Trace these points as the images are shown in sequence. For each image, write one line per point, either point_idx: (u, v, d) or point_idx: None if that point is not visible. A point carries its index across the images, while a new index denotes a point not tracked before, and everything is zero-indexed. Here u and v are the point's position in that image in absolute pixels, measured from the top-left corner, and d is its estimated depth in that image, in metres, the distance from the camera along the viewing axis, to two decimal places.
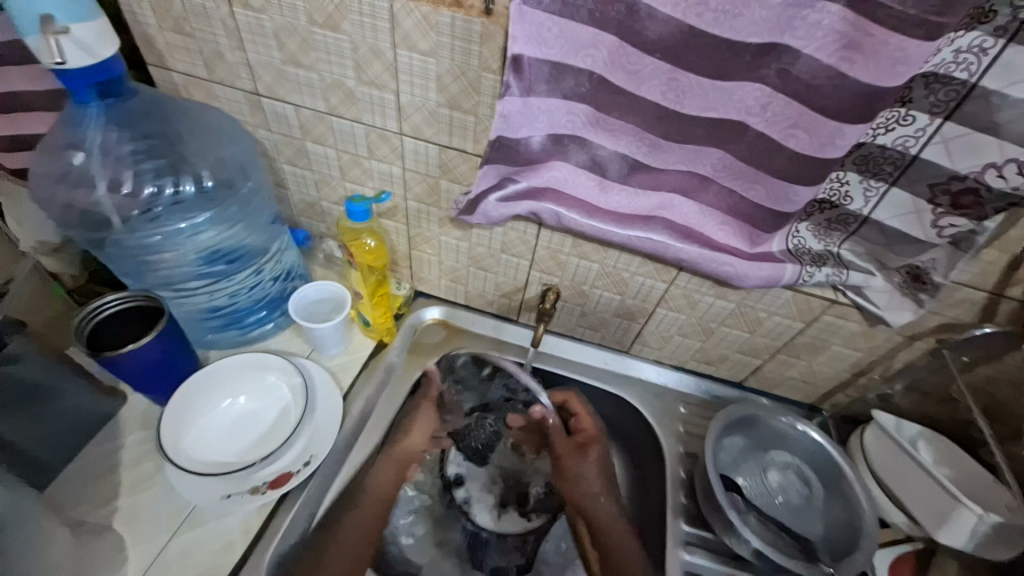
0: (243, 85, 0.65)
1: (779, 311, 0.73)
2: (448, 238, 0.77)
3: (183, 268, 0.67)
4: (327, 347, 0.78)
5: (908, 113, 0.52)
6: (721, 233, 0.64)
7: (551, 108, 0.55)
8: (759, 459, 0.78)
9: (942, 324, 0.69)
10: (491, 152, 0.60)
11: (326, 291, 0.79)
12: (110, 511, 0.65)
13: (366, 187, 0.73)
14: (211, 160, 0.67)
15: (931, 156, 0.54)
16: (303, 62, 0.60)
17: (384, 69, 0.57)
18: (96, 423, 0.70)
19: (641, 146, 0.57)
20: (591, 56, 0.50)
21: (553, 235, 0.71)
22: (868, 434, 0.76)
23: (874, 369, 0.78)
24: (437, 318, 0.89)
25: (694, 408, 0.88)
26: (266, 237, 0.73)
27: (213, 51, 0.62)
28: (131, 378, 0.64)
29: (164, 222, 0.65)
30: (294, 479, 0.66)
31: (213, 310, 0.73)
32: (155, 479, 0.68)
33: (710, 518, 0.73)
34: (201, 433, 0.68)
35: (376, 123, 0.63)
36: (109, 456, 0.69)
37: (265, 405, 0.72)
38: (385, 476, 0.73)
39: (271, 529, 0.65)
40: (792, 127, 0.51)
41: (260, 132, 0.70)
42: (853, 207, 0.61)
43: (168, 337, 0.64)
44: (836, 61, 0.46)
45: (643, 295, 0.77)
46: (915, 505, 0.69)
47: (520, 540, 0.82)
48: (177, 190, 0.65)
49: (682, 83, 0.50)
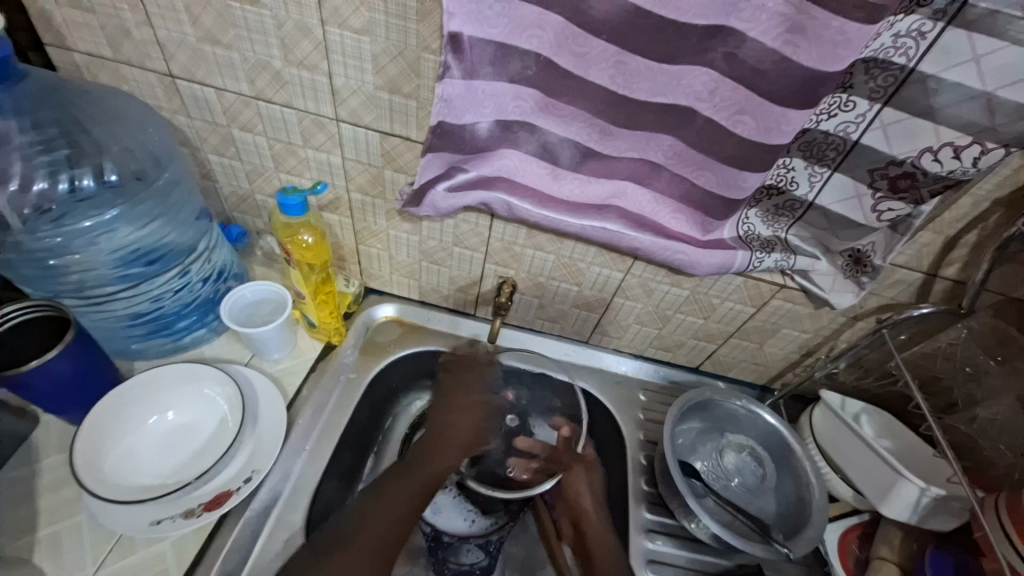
0: (155, 66, 0.58)
1: (731, 297, 0.74)
2: (397, 231, 0.73)
3: (97, 272, 0.60)
4: (269, 351, 0.73)
5: (849, 99, 0.53)
6: (674, 221, 0.64)
7: (497, 92, 0.52)
8: (715, 442, 0.80)
9: (882, 304, 0.72)
10: (433, 139, 0.56)
11: (264, 291, 0.73)
12: (27, 544, 0.58)
13: (303, 178, 0.67)
14: (119, 151, 0.61)
15: (872, 141, 0.55)
16: (222, 40, 0.54)
17: (313, 48, 0.53)
18: (6, 446, 0.62)
19: (592, 133, 0.56)
20: (537, 37, 0.48)
21: (506, 226, 0.69)
22: (816, 413, 0.79)
23: (821, 349, 0.81)
24: (390, 315, 0.86)
25: (653, 395, 0.88)
26: (192, 235, 0.67)
27: (118, 27, 0.56)
28: (43, 397, 0.58)
29: (68, 220, 0.57)
30: (234, 498, 0.61)
31: (136, 318, 0.66)
32: (76, 505, 0.61)
33: (670, 505, 0.73)
34: (126, 455, 0.62)
35: (311, 109, 0.59)
36: (24, 482, 0.62)
37: (201, 418, 0.66)
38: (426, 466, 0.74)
39: (211, 550, 0.60)
40: (740, 112, 0.51)
41: (180, 119, 0.64)
42: (799, 193, 0.62)
43: (80, 350, 0.57)
44: (780, 45, 0.46)
45: (599, 285, 0.76)
46: (862, 482, 0.71)
47: (483, 540, 0.77)
48: (74, 185, 0.58)
49: (630, 66, 0.49)
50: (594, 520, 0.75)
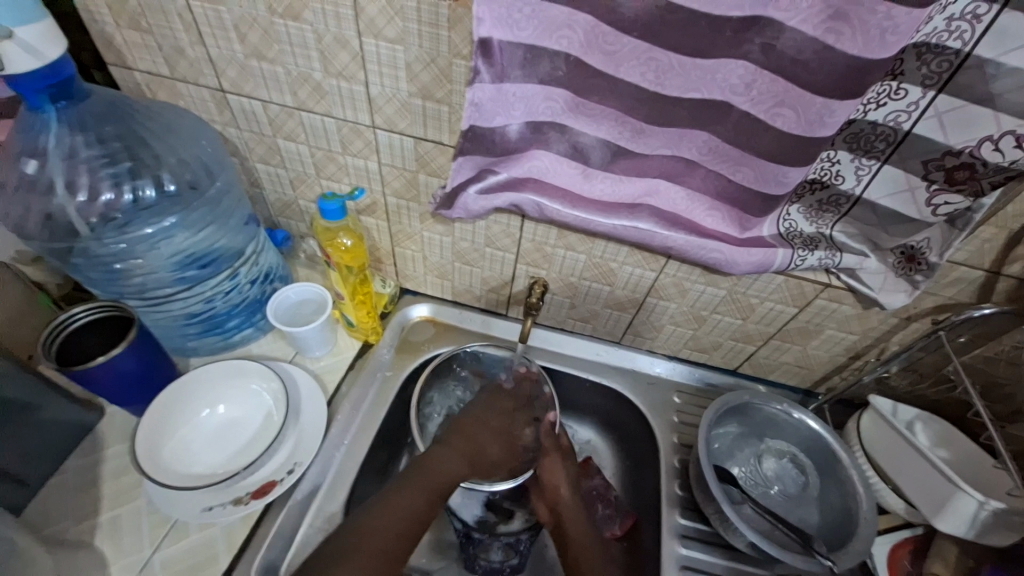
0: (208, 82, 0.62)
1: (771, 297, 0.72)
2: (431, 233, 0.75)
3: (156, 275, 0.65)
4: (311, 349, 0.76)
5: (899, 86, 0.50)
6: (709, 220, 0.62)
7: (528, 94, 0.53)
8: (753, 447, 0.78)
9: (939, 304, 0.68)
10: (464, 143, 0.57)
11: (305, 292, 0.77)
12: (93, 525, 0.63)
13: (342, 183, 0.70)
14: (175, 162, 0.64)
15: (925, 130, 0.52)
16: (267, 55, 0.57)
17: (351, 58, 0.55)
18: (75, 435, 0.68)
19: (623, 131, 0.55)
20: (567, 38, 0.48)
21: (537, 227, 0.69)
22: (864, 418, 0.75)
23: (870, 352, 0.77)
24: (424, 315, 0.88)
25: (688, 397, 0.87)
26: (241, 239, 0.71)
27: (174, 47, 0.59)
28: (108, 391, 0.62)
29: (130, 227, 0.62)
30: (278, 488, 0.64)
31: (190, 317, 0.70)
32: (137, 490, 0.66)
33: (707, 511, 0.71)
34: (181, 444, 0.66)
35: (348, 117, 0.61)
36: (90, 469, 0.67)
37: (248, 412, 0.70)
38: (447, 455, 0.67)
39: (258, 536, 0.64)
40: (778, 105, 0.49)
41: (229, 131, 0.68)
42: (845, 187, 0.59)
43: (141, 346, 0.62)
44: (821, 34, 0.44)
45: (632, 285, 0.75)
46: (914, 493, 0.67)
47: (513, 539, 0.77)
48: (137, 195, 0.63)
49: (662, 63, 0.48)
50: (577, 524, 0.71)
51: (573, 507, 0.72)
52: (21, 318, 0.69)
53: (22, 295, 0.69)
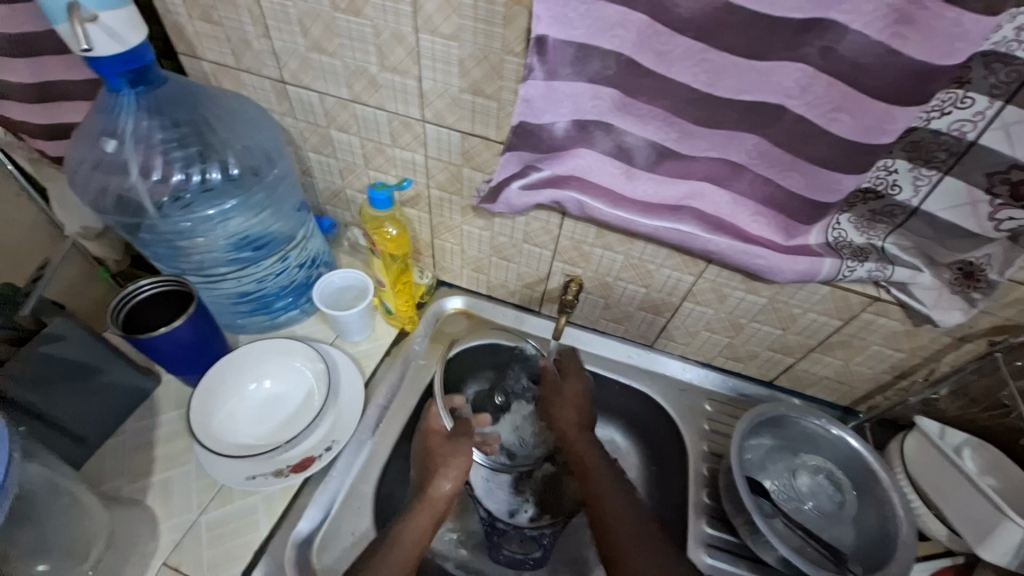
0: (270, 73, 0.65)
1: (814, 307, 0.70)
2: (471, 227, 0.76)
3: (213, 254, 0.68)
4: (351, 333, 0.79)
5: (966, 95, 0.48)
6: (754, 225, 0.61)
7: (577, 92, 0.53)
8: (787, 461, 0.75)
9: (997, 325, 0.64)
10: (513, 138, 0.59)
11: (348, 278, 0.80)
12: (145, 485, 0.67)
13: (389, 175, 0.72)
14: (239, 148, 0.68)
15: (990, 142, 0.50)
16: (327, 48, 0.60)
17: (406, 54, 0.57)
18: (133, 400, 0.72)
19: (670, 132, 0.55)
20: (619, 37, 0.48)
21: (577, 225, 0.70)
22: (908, 439, 0.72)
23: (919, 371, 0.74)
24: (458, 307, 0.89)
25: (720, 406, 0.85)
26: (293, 224, 0.74)
27: (241, 39, 0.63)
28: (166, 359, 0.66)
29: (195, 208, 0.66)
30: (316, 464, 0.67)
31: (241, 295, 0.74)
32: (185, 455, 0.70)
33: (734, 522, 0.70)
34: (229, 415, 0.69)
35: (400, 110, 0.63)
36: (144, 432, 0.71)
37: (291, 388, 0.73)
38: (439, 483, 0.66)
39: (294, 508, 0.67)
40: (835, 110, 0.48)
41: (287, 120, 0.71)
42: (900, 198, 0.57)
43: (199, 319, 0.65)
44: (886, 38, 0.42)
45: (669, 288, 0.75)
46: (958, 519, 0.64)
47: (536, 533, 0.75)
48: (205, 178, 0.67)
49: (716, 64, 0.48)
50: (612, 494, 0.66)
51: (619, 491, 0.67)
52: (79, 289, 0.76)
53: (81, 268, 0.76)
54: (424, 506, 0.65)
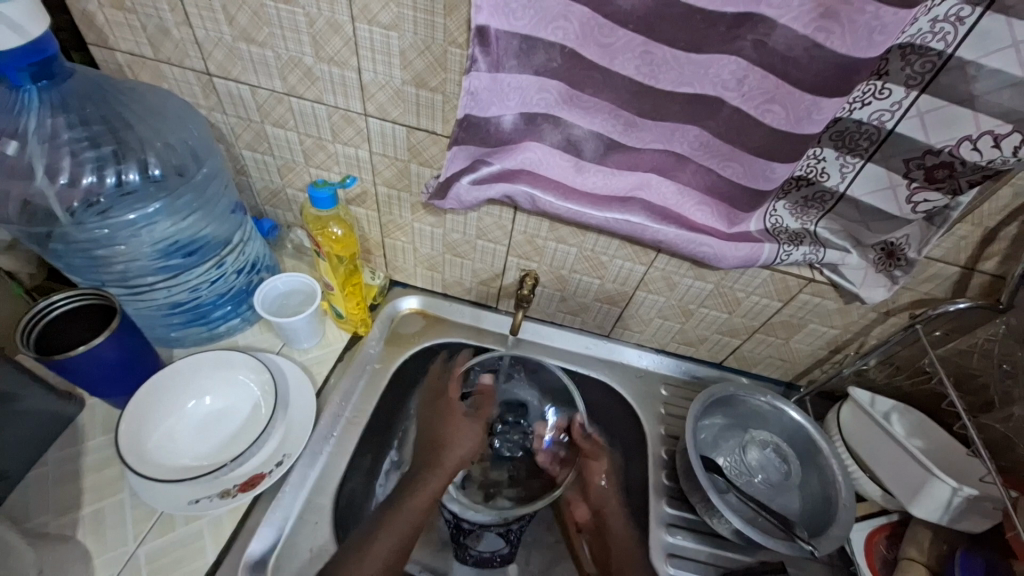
0: (193, 65, 0.61)
1: (757, 291, 0.73)
2: (422, 225, 0.75)
3: (139, 262, 0.63)
4: (299, 341, 0.76)
5: (884, 86, 0.52)
6: (698, 214, 0.63)
7: (522, 84, 0.53)
8: (738, 437, 0.79)
9: (916, 299, 0.70)
10: (459, 133, 0.57)
11: (294, 283, 0.76)
12: (74, 519, 0.61)
13: (332, 172, 0.69)
14: (161, 147, 0.63)
15: (907, 130, 0.53)
16: (257, 38, 0.56)
17: (343, 44, 0.54)
18: (55, 427, 0.66)
19: (616, 124, 0.56)
20: (562, 29, 0.48)
21: (529, 220, 0.70)
22: (844, 410, 0.78)
23: (850, 345, 0.79)
24: (413, 307, 0.87)
25: (674, 390, 0.88)
26: (228, 228, 0.69)
27: (158, 27, 0.58)
28: (88, 381, 0.60)
29: (112, 213, 0.60)
30: (266, 480, 0.64)
31: (174, 306, 0.69)
32: (119, 482, 0.65)
33: (692, 497, 0.73)
34: (167, 436, 0.65)
35: (340, 104, 0.60)
36: (70, 461, 0.65)
37: (236, 402, 0.69)
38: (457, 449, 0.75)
39: (245, 530, 0.63)
40: (769, 101, 0.50)
41: (216, 116, 0.66)
42: (830, 184, 0.61)
43: (125, 335, 0.60)
44: (812, 32, 0.45)
45: (622, 278, 0.76)
46: (891, 481, 0.70)
47: (504, 530, 0.76)
48: (121, 180, 0.61)
49: (657, 56, 0.48)
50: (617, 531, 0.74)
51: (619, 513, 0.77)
52: None
53: None
54: (442, 472, 0.72)
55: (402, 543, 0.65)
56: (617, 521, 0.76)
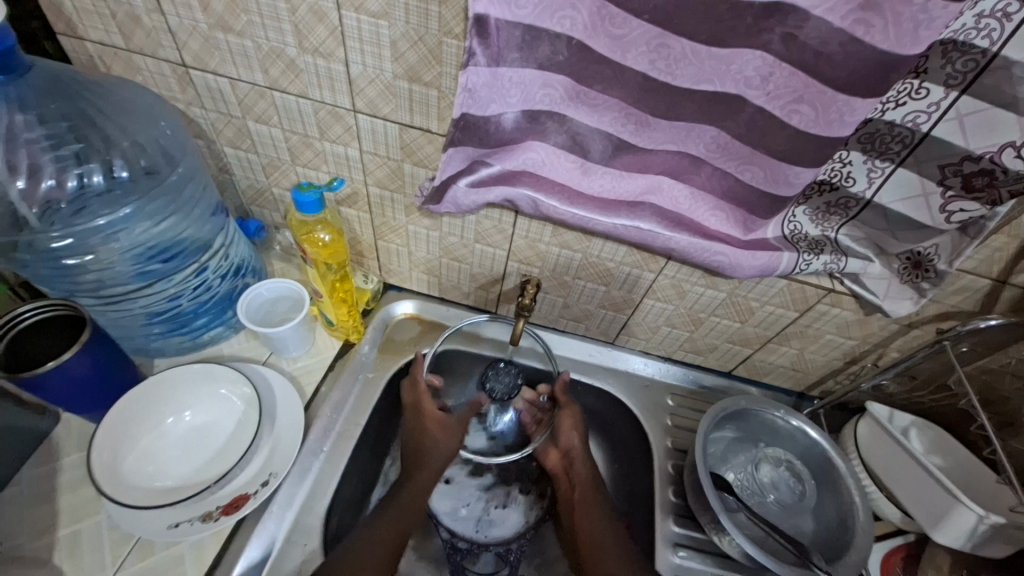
0: (167, 55, 0.56)
1: (771, 301, 0.69)
2: (417, 227, 0.70)
3: (113, 270, 0.59)
4: (287, 349, 0.72)
5: (922, 85, 0.47)
6: (713, 220, 0.59)
7: (524, 79, 0.48)
8: (749, 453, 0.75)
9: (941, 311, 0.66)
10: (456, 133, 0.53)
11: (281, 289, 0.72)
12: (49, 543, 0.58)
13: (320, 172, 0.65)
14: (130, 146, 0.58)
15: (944, 133, 0.49)
16: (234, 27, 0.51)
17: (329, 34, 0.50)
18: (27, 443, 0.62)
19: (627, 123, 0.51)
20: (569, 18, 0.43)
21: (531, 223, 0.65)
22: (860, 424, 0.74)
23: (868, 357, 0.75)
24: (408, 312, 0.83)
25: (681, 400, 0.84)
26: (208, 231, 0.65)
27: (128, 14, 0.53)
28: (58, 398, 0.57)
29: (79, 218, 0.56)
30: (250, 502, 0.60)
31: (153, 315, 0.65)
32: (97, 503, 0.61)
33: (700, 516, 0.69)
34: (145, 456, 0.61)
35: (327, 99, 0.56)
36: (45, 480, 0.62)
37: (219, 417, 0.65)
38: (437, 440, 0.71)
39: (230, 554, 0.59)
40: (797, 101, 0.45)
41: (195, 111, 0.62)
42: (855, 190, 0.56)
43: (97, 348, 0.56)
44: (849, 24, 0.40)
45: (628, 285, 0.72)
46: (912, 504, 0.66)
47: (503, 549, 0.75)
48: (84, 182, 0.57)
49: (673, 50, 0.44)
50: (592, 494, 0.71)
51: (583, 456, 0.73)
52: None
53: None
54: (416, 461, 0.70)
55: (399, 523, 0.65)
56: (582, 467, 0.72)
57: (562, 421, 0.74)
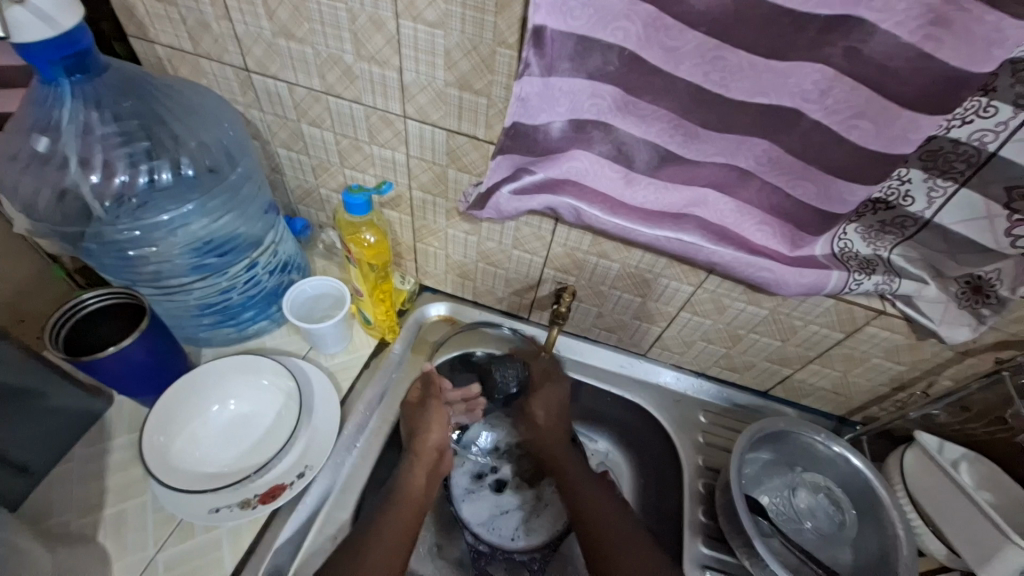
0: (232, 60, 0.59)
1: (816, 320, 0.67)
2: (457, 231, 0.71)
3: (172, 263, 0.62)
4: (327, 346, 0.74)
5: (990, 103, 0.45)
6: (758, 235, 0.58)
7: (574, 89, 0.49)
8: (785, 477, 0.73)
9: (1001, 340, 0.63)
10: (505, 141, 0.53)
11: (323, 286, 0.74)
12: (95, 520, 0.61)
13: (367, 175, 0.67)
14: (196, 145, 0.62)
15: (1014, 153, 0.46)
16: (296, 34, 0.53)
17: (385, 42, 0.51)
18: (82, 423, 0.66)
19: (675, 135, 0.51)
20: (623, 30, 0.43)
21: (571, 231, 0.65)
22: (908, 454, 0.71)
23: (917, 383, 0.72)
24: (442, 314, 0.84)
25: (714, 417, 0.82)
26: (260, 227, 0.68)
27: (198, 21, 0.56)
28: (116, 382, 0.60)
29: (146, 212, 0.59)
30: (286, 493, 0.61)
31: (205, 306, 0.68)
32: (142, 484, 0.64)
33: (731, 540, 0.67)
34: (190, 441, 0.63)
35: (378, 104, 0.57)
36: (96, 460, 0.65)
37: (260, 408, 0.68)
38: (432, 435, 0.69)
39: (264, 542, 0.61)
40: (856, 117, 0.44)
41: (252, 113, 0.64)
42: (913, 209, 0.54)
43: (155, 336, 0.59)
44: (918, 40, 0.39)
45: (666, 298, 0.71)
46: (957, 538, 0.63)
47: (527, 557, 0.74)
48: (154, 178, 0.60)
49: (729, 63, 0.43)
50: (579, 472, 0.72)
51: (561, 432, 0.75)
52: (29, 291, 0.66)
53: (34, 267, 0.65)
54: (417, 460, 0.68)
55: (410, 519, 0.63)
56: (561, 450, 0.74)
57: (541, 401, 0.76)
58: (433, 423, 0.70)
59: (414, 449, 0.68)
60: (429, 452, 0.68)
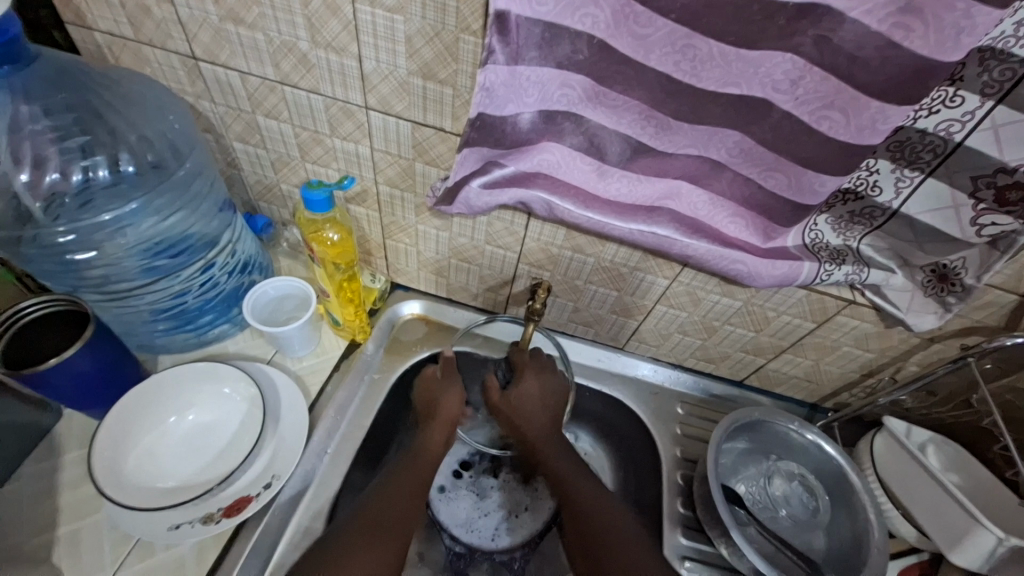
0: (177, 47, 0.55)
1: (789, 310, 0.67)
2: (427, 227, 0.69)
3: (119, 266, 0.58)
4: (293, 349, 0.71)
5: (956, 93, 0.45)
6: (732, 227, 0.57)
7: (542, 78, 0.47)
8: (761, 466, 0.74)
9: (965, 326, 0.64)
10: (471, 133, 0.51)
11: (286, 287, 0.70)
12: (45, 542, 0.57)
13: (330, 169, 0.64)
14: (137, 140, 0.58)
15: (978, 143, 0.47)
16: (245, 19, 0.50)
17: (342, 28, 0.48)
18: (29, 440, 0.61)
19: (647, 126, 0.49)
20: (591, 16, 0.42)
21: (544, 226, 0.64)
22: (877, 440, 0.72)
23: (885, 370, 0.73)
24: (415, 312, 0.82)
25: (691, 408, 0.83)
26: (215, 225, 0.64)
27: (137, 5, 0.52)
28: (60, 395, 0.56)
29: (85, 213, 0.55)
30: (252, 505, 0.59)
31: (159, 311, 0.64)
32: (97, 501, 0.60)
33: (708, 529, 0.68)
34: (147, 456, 0.60)
35: (338, 94, 0.54)
36: (45, 478, 0.61)
37: (221, 417, 0.64)
38: (452, 398, 0.70)
39: (230, 556, 0.58)
40: (826, 107, 0.44)
41: (203, 104, 0.61)
42: (881, 200, 0.54)
43: (99, 345, 0.55)
44: (887, 28, 0.38)
45: (641, 291, 0.70)
46: (928, 521, 0.65)
47: (507, 557, 0.73)
48: (89, 176, 0.56)
49: (700, 52, 0.42)
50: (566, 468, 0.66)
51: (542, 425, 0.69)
52: None
53: None
54: (435, 422, 0.68)
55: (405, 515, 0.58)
56: (552, 445, 0.68)
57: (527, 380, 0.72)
58: (451, 391, 0.70)
59: (433, 412, 0.69)
60: (445, 418, 0.68)
